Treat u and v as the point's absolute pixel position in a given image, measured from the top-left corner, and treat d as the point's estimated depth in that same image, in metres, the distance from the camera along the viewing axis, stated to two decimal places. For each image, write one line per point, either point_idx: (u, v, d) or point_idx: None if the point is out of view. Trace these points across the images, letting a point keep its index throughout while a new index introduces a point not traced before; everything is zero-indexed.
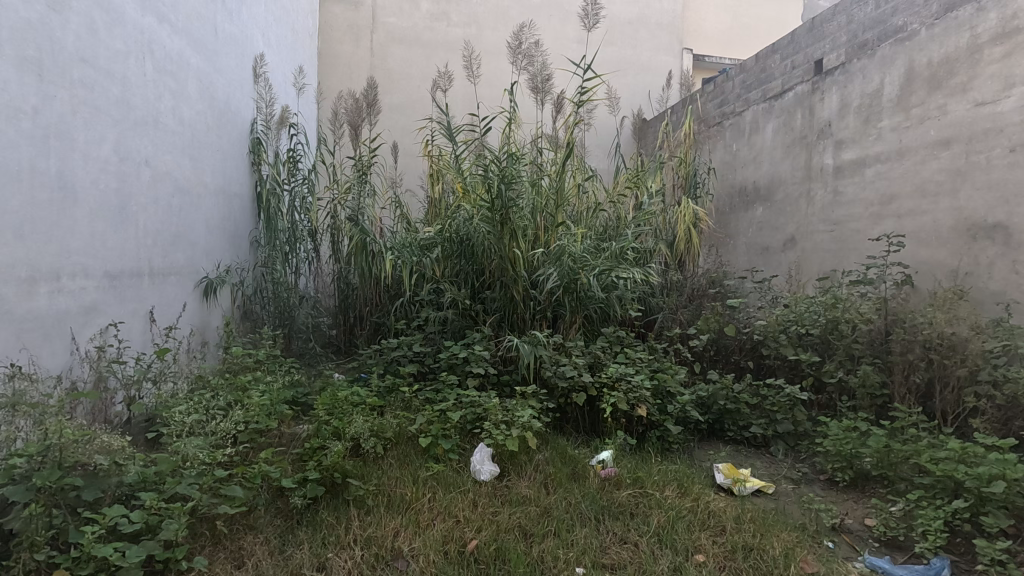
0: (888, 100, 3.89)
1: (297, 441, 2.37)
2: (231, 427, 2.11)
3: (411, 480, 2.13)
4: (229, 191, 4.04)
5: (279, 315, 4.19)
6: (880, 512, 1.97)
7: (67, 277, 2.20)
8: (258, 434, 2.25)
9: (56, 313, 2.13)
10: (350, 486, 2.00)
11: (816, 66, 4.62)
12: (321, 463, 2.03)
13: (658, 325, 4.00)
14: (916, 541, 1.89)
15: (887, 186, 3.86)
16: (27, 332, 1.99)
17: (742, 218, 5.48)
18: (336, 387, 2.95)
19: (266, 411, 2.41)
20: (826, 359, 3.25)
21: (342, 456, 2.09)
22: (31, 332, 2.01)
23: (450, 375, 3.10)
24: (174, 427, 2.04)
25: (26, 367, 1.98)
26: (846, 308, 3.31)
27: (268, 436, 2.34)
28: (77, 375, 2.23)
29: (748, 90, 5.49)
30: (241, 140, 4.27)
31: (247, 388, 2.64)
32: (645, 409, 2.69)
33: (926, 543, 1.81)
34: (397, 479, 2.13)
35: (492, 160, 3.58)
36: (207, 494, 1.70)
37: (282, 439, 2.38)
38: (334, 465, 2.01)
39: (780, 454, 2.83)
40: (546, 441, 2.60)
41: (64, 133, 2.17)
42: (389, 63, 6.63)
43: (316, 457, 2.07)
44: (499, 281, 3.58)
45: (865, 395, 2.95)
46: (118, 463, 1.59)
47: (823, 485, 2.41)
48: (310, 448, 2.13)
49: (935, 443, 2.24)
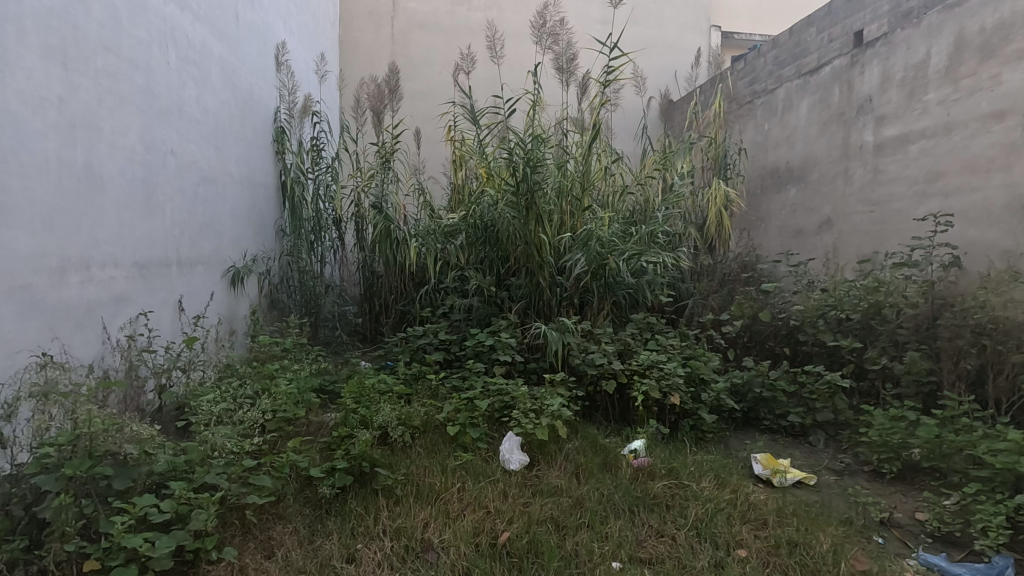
0: (934, 71, 3.67)
1: (325, 430, 2.36)
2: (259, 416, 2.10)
3: (440, 469, 2.09)
4: (254, 180, 4.05)
5: (306, 304, 4.20)
6: (933, 506, 1.87)
7: (96, 267, 2.21)
8: (286, 422, 2.24)
9: (87, 302, 2.15)
10: (379, 476, 1.95)
11: (855, 38, 4.39)
12: (349, 452, 2.00)
13: (688, 311, 3.89)
14: (973, 538, 1.78)
15: (933, 163, 3.66)
16: (59, 322, 2.00)
17: (774, 200, 5.29)
18: (363, 375, 2.94)
19: (293, 400, 2.41)
20: (867, 345, 3.11)
21: (370, 444, 2.06)
22: (62, 322, 2.02)
23: (476, 363, 3.06)
24: (203, 416, 2.05)
25: (58, 357, 2.00)
26: (889, 291, 3.15)
27: (296, 424, 2.34)
28: (109, 364, 2.25)
29: (781, 66, 5.27)
30: (264, 129, 4.27)
31: (275, 376, 2.64)
32: (677, 398, 2.60)
33: (986, 540, 1.70)
34: (426, 469, 2.08)
35: (516, 144, 3.50)
36: (235, 484, 1.69)
37: (310, 428, 2.38)
38: (362, 455, 1.97)
39: (819, 444, 2.73)
40: (576, 430, 2.54)
41: (90, 123, 2.17)
42: (410, 48, 6.55)
43: (344, 445, 2.04)
44: (525, 268, 3.51)
45: (911, 383, 2.81)
46: (147, 452, 1.58)
47: (868, 477, 2.31)
48: (337, 437, 2.11)
49: (992, 434, 2.11)
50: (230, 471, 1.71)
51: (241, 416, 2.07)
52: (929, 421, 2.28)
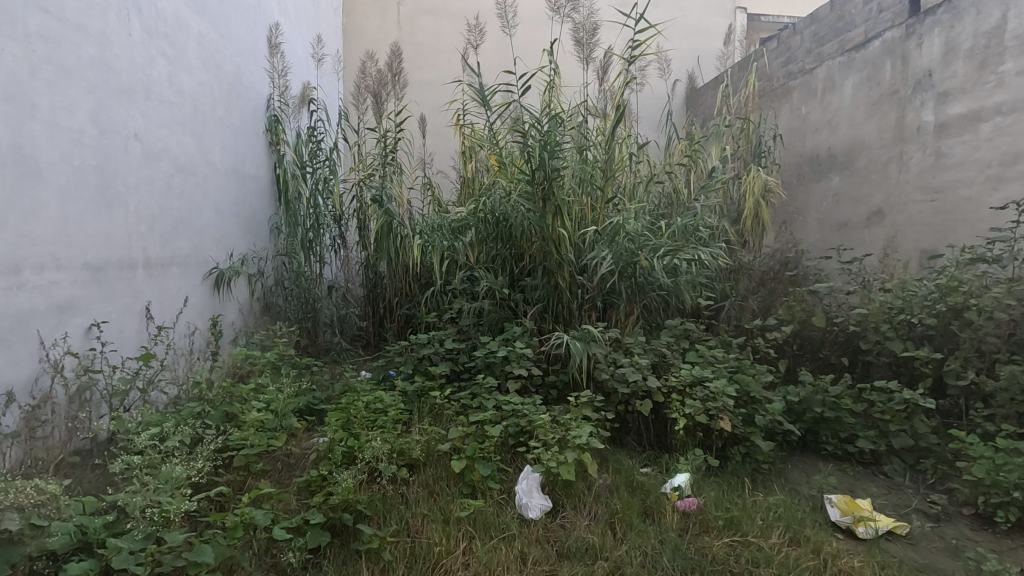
0: (1012, 37, 3.18)
1: (305, 463, 1.99)
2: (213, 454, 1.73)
3: (441, 520, 1.75)
4: (243, 173, 3.68)
5: (301, 307, 3.80)
6: None
7: (30, 271, 1.84)
8: (253, 459, 1.87)
9: (17, 313, 1.78)
10: (362, 534, 1.60)
11: (911, 6, 3.89)
12: (326, 501, 1.64)
13: (726, 314, 3.46)
14: None
15: (1011, 143, 3.17)
16: None
17: (814, 190, 4.82)
18: (358, 391, 2.56)
19: (268, 427, 2.03)
20: (946, 356, 2.65)
21: (355, 488, 1.70)
22: None
23: (487, 376, 2.66)
24: (150, 452, 1.69)
25: None
26: (970, 291, 2.67)
27: (271, 457, 1.98)
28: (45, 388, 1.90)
29: (821, 42, 4.78)
30: (255, 116, 3.90)
31: (253, 396, 2.27)
32: (727, 422, 2.18)
33: None
34: (424, 517, 1.76)
35: (531, 126, 3.09)
36: (160, 567, 1.29)
37: (288, 460, 2.02)
38: (343, 505, 1.62)
39: (897, 475, 2.29)
40: (607, 460, 2.15)
41: (18, 97, 1.80)
42: (417, 34, 6.16)
43: (321, 491, 1.69)
44: (542, 266, 3.10)
45: (1007, 402, 2.34)
46: (36, 525, 1.28)
47: (970, 524, 1.96)
48: (316, 477, 1.76)
49: None
50: (154, 545, 1.35)
51: (196, 454, 1.71)
52: None
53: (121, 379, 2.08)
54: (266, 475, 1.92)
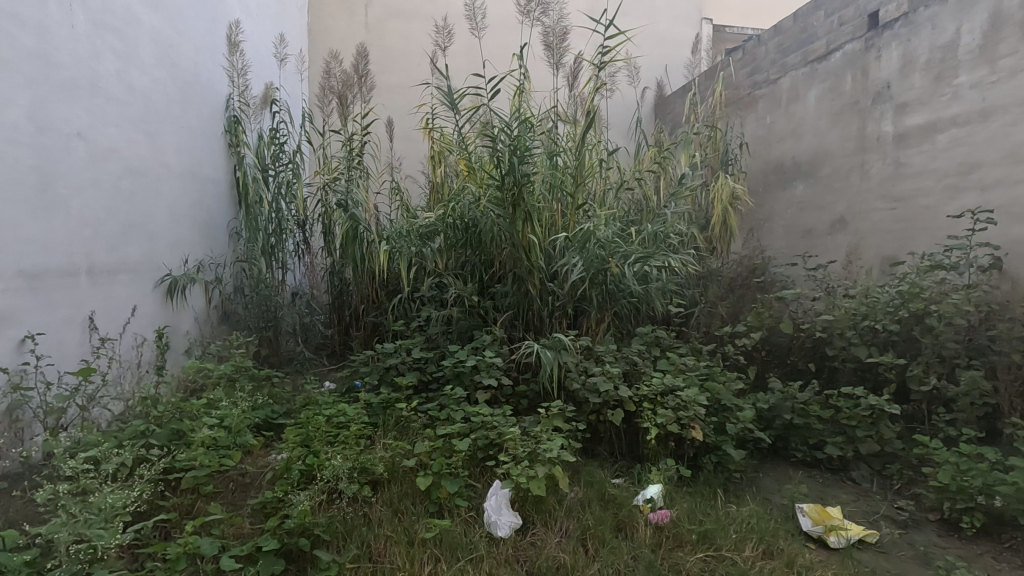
0: (966, 51, 3.29)
1: (262, 483, 1.90)
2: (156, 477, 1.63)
3: (406, 541, 1.68)
4: (201, 175, 3.52)
5: (262, 316, 3.60)
6: None
7: None
8: (204, 481, 1.76)
9: None
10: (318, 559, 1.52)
11: (870, 20, 4.00)
12: (281, 525, 1.57)
13: (696, 321, 3.46)
14: None
15: (966, 153, 3.28)
16: None
17: (779, 198, 4.91)
18: (320, 404, 2.45)
19: (221, 446, 1.92)
20: (909, 361, 2.70)
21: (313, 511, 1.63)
22: None
23: (455, 387, 2.58)
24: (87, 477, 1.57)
25: None
26: (930, 297, 2.72)
27: (224, 478, 1.88)
28: None
29: (785, 53, 4.88)
30: (214, 116, 3.73)
31: (206, 411, 2.14)
32: (699, 431, 2.16)
33: None
34: (387, 538, 1.69)
35: (500, 130, 3.04)
36: None
37: (242, 480, 1.92)
38: (300, 529, 1.54)
39: (865, 482, 2.31)
40: (579, 472, 2.11)
41: None
42: (385, 37, 6.05)
43: (276, 516, 1.61)
44: (512, 273, 3.04)
45: (968, 406, 2.39)
46: None
47: (938, 529, 1.98)
48: (270, 500, 1.68)
49: None
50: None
51: (137, 479, 1.61)
52: (1016, 462, 1.91)
53: (57, 396, 1.94)
54: (218, 496, 1.82)
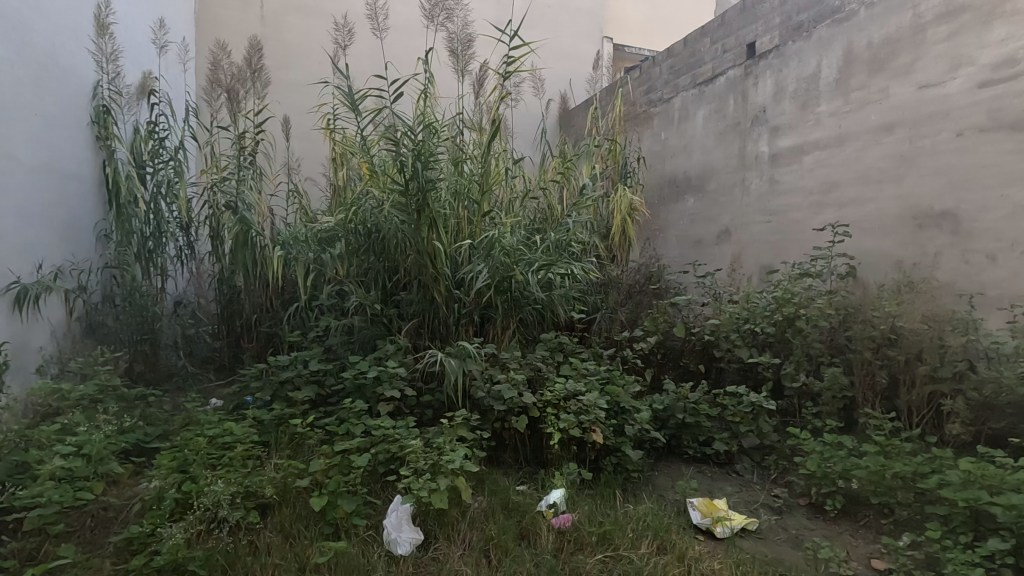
0: (826, 83, 3.71)
1: (130, 515, 1.73)
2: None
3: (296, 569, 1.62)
4: (60, 170, 3.10)
5: (137, 328, 3.25)
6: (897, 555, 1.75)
7: None
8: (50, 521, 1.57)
9: None
10: None
11: (749, 50, 4.40)
12: (148, 562, 1.52)
13: (598, 326, 3.59)
14: None
15: (827, 174, 3.68)
16: None
17: (672, 210, 5.24)
18: (202, 423, 2.24)
19: (78, 478, 1.70)
20: (783, 360, 2.97)
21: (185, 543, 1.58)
22: None
23: (356, 400, 2.47)
24: None
25: None
26: (799, 301, 3.02)
27: (83, 514, 1.71)
28: None
29: (677, 75, 5.23)
30: (77, 105, 3.30)
31: (60, 438, 1.89)
32: (599, 433, 2.23)
33: None
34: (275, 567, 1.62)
35: (404, 134, 2.97)
36: None
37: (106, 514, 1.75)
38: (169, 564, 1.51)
39: (747, 473, 2.50)
40: (483, 481, 2.10)
41: None
42: (283, 31, 5.74)
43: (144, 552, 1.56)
44: (417, 280, 2.98)
45: (830, 399, 2.68)
46: None
47: (807, 513, 2.18)
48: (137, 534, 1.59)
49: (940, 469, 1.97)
50: None
51: None
52: (868, 450, 2.16)
53: None
54: (69, 537, 1.64)
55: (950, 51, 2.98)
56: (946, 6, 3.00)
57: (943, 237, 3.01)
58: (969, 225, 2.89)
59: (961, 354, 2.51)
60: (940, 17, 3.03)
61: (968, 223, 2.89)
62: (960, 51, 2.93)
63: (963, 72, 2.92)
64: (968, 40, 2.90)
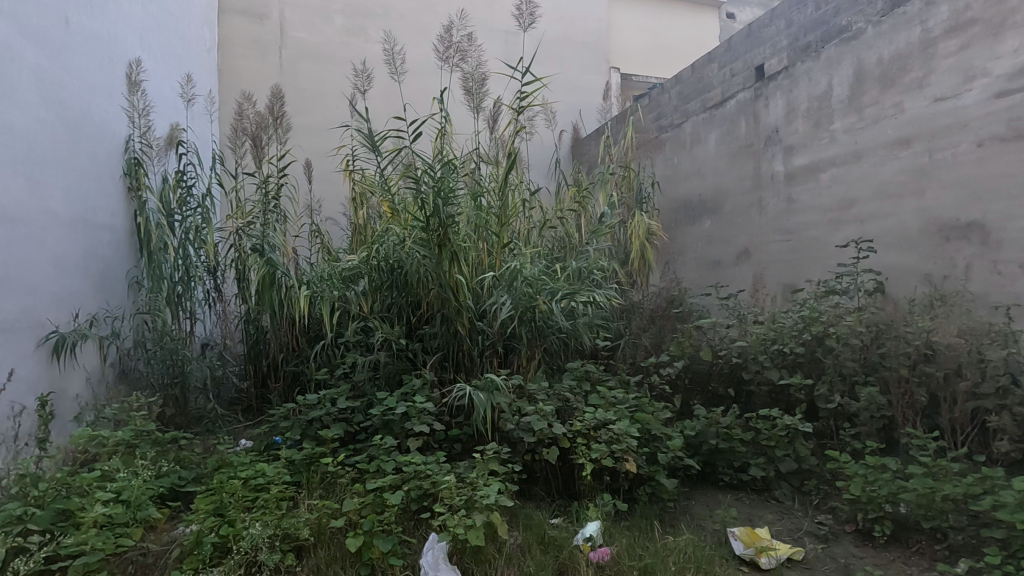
0: (838, 101, 3.72)
1: (177, 547, 2.04)
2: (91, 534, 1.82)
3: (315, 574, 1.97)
4: (94, 223, 3.28)
5: (167, 370, 3.32)
6: None
7: None
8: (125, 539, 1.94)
9: None
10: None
11: (758, 72, 4.47)
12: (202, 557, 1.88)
13: (622, 353, 3.58)
14: None
15: (844, 191, 3.68)
16: None
17: (689, 233, 5.22)
18: (233, 473, 2.34)
19: (108, 536, 1.86)
20: (816, 381, 2.91)
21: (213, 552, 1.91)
22: None
23: (385, 436, 2.59)
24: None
25: None
26: (828, 320, 2.96)
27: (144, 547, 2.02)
28: None
29: (686, 100, 5.31)
30: (109, 161, 3.47)
31: (89, 502, 1.98)
32: (632, 463, 2.33)
33: None
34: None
35: (424, 170, 3.08)
36: None
37: (159, 545, 2.07)
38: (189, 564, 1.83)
39: (788, 499, 2.52)
40: (517, 515, 2.36)
41: None
42: (300, 80, 6.34)
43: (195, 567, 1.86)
44: (440, 314, 3.04)
45: (868, 420, 2.63)
46: None
47: (855, 540, 2.23)
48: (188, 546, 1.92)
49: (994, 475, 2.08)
50: None
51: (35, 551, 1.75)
52: (913, 469, 2.14)
53: None
54: None
55: (962, 64, 2.99)
56: (955, 20, 3.02)
57: (971, 247, 2.96)
58: (997, 236, 2.84)
59: (1002, 368, 2.43)
60: (950, 31, 3.05)
61: (997, 234, 2.84)
62: (972, 64, 2.94)
63: (977, 84, 2.92)
64: (980, 52, 2.91)
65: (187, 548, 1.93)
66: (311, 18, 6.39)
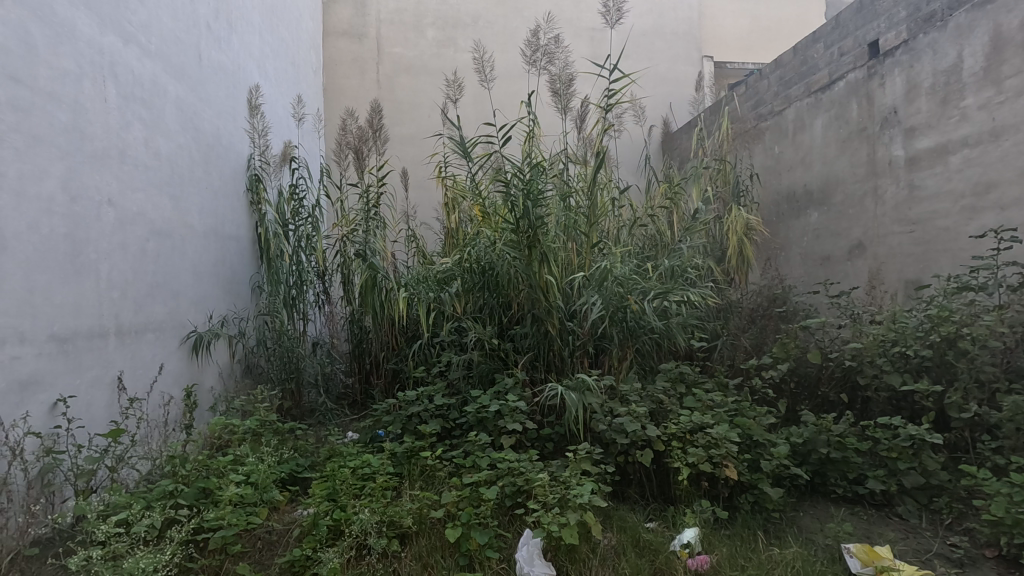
0: (970, 74, 3.32)
1: (295, 528, 2.24)
2: (226, 510, 2.05)
3: (416, 560, 2.07)
4: (223, 234, 3.68)
5: (284, 367, 3.66)
6: None
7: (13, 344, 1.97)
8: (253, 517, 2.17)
9: (18, 377, 1.99)
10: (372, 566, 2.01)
11: (871, 49, 4.09)
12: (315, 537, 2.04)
13: (719, 355, 3.42)
14: None
15: (981, 174, 3.27)
16: None
17: (793, 227, 4.89)
18: (342, 462, 2.52)
19: (240, 515, 2.08)
20: (946, 387, 2.62)
21: (327, 535, 2.06)
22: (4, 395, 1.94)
23: (480, 433, 2.66)
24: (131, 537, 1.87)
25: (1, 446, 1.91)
26: (960, 320, 2.66)
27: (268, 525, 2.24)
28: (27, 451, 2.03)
29: (788, 86, 4.98)
30: (235, 178, 3.88)
31: (226, 484, 2.23)
32: (732, 469, 2.24)
33: None
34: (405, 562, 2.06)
35: (514, 173, 3.14)
36: None
37: (281, 525, 2.29)
38: (308, 543, 2.00)
39: (912, 517, 2.31)
40: (611, 517, 2.34)
41: (26, 181, 2.04)
42: (396, 93, 6.70)
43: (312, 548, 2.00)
44: (531, 314, 3.08)
45: (1014, 433, 2.32)
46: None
47: (995, 566, 2.02)
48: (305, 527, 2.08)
49: None
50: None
51: (181, 523, 2.00)
52: None
53: (87, 458, 2.13)
54: (245, 555, 2.09)
55: None
56: None
57: None
58: None
59: None
60: None
61: None
62: None
63: None
64: None
65: (304, 529, 2.11)
66: (405, 34, 6.72)
